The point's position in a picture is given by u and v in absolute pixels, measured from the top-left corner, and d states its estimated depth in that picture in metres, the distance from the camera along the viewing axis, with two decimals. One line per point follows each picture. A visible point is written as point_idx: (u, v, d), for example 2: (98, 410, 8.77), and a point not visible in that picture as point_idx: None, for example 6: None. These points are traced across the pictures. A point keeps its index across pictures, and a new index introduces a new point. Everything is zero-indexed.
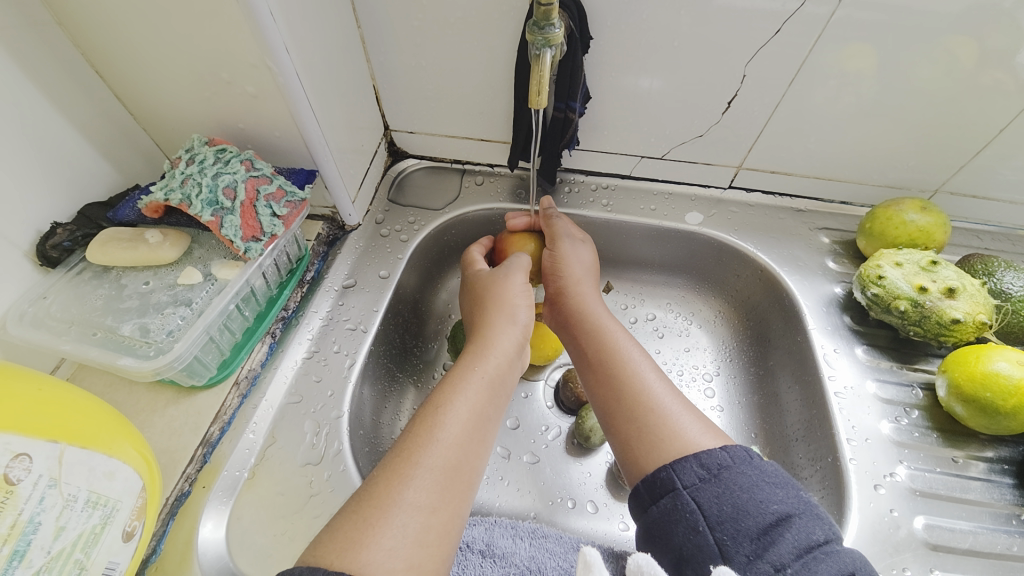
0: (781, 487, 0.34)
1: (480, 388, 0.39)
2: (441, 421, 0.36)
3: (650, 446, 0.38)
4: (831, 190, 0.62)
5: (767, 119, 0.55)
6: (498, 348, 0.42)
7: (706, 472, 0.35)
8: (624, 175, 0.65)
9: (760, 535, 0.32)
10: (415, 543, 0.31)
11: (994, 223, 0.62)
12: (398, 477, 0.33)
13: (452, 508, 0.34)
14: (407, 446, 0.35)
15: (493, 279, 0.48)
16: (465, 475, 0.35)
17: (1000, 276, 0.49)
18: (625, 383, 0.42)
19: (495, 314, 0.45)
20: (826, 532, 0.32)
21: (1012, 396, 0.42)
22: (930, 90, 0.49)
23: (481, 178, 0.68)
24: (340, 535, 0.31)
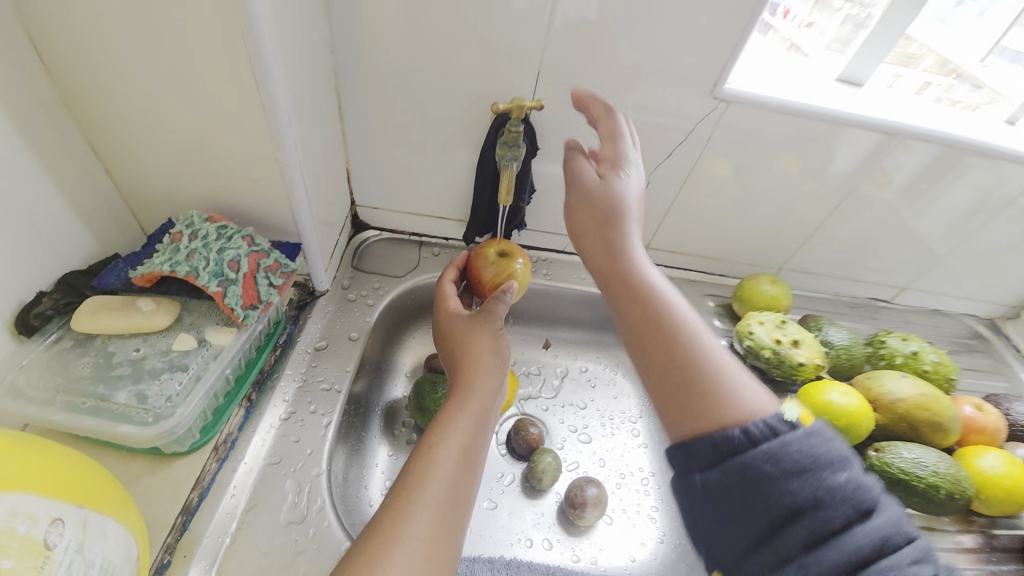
0: (845, 468, 0.33)
1: (469, 428, 0.44)
2: (435, 459, 0.41)
3: (706, 401, 0.38)
4: (712, 266, 0.81)
5: (665, 211, 0.72)
6: (484, 388, 0.48)
7: (771, 446, 0.34)
8: (559, 250, 0.79)
9: (819, 513, 0.32)
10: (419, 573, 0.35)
11: (819, 291, 0.85)
12: (401, 514, 0.38)
13: (450, 538, 0.38)
14: (408, 487, 0.39)
15: (474, 324, 0.53)
16: (457, 508, 0.40)
17: (826, 330, 0.69)
18: (681, 338, 0.41)
19: (476, 357, 0.50)
20: (846, 517, 0.32)
21: (841, 417, 0.58)
22: (767, 198, 0.71)
23: (438, 249, 0.76)
24: (351, 573, 0.35)
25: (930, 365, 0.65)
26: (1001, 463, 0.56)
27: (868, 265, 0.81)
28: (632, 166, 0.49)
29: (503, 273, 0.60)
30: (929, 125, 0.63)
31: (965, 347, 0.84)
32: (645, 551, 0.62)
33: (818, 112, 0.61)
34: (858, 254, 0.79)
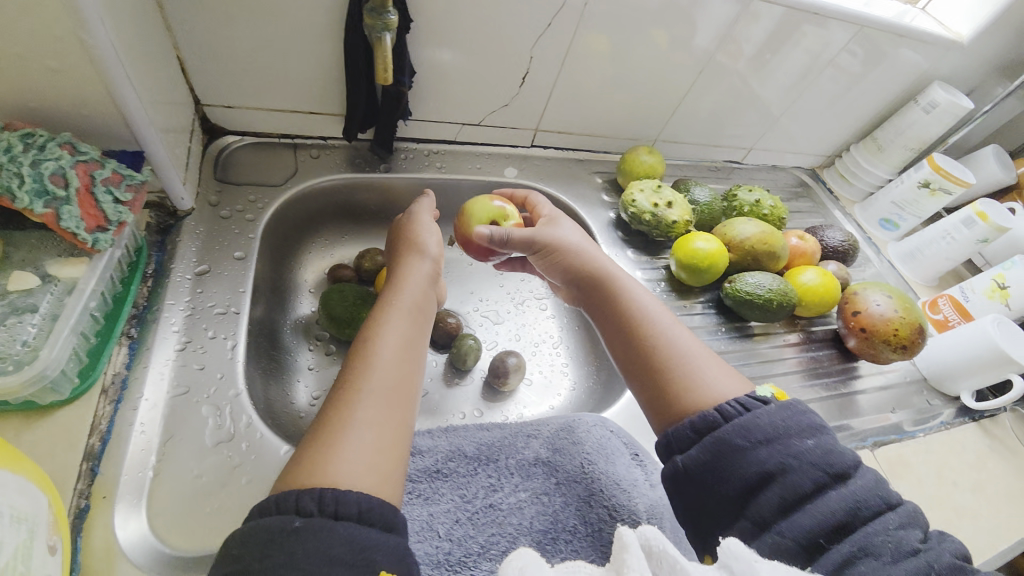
0: (809, 434, 0.39)
1: (402, 320, 0.47)
2: (374, 352, 0.44)
3: (687, 387, 0.45)
4: (598, 144, 0.85)
5: (551, 90, 0.72)
6: (410, 286, 0.51)
7: (742, 419, 0.40)
8: (449, 141, 0.76)
9: (779, 477, 0.37)
10: (373, 452, 0.38)
11: (688, 159, 0.95)
12: (349, 403, 0.40)
13: (398, 416, 0.41)
14: (353, 380, 0.41)
15: (404, 229, 0.59)
16: (404, 392, 0.42)
17: (693, 190, 0.78)
18: (659, 341, 0.48)
19: (407, 255, 0.55)
20: (812, 480, 0.37)
21: (704, 259, 0.70)
22: (642, 69, 0.74)
23: (316, 151, 0.70)
24: (305, 461, 0.36)
25: (768, 210, 0.79)
26: (816, 276, 0.73)
27: (723, 131, 0.91)
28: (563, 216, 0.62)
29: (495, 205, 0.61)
30: None
31: (794, 195, 1.01)
32: (561, 399, 0.72)
33: None
34: (717, 121, 0.88)
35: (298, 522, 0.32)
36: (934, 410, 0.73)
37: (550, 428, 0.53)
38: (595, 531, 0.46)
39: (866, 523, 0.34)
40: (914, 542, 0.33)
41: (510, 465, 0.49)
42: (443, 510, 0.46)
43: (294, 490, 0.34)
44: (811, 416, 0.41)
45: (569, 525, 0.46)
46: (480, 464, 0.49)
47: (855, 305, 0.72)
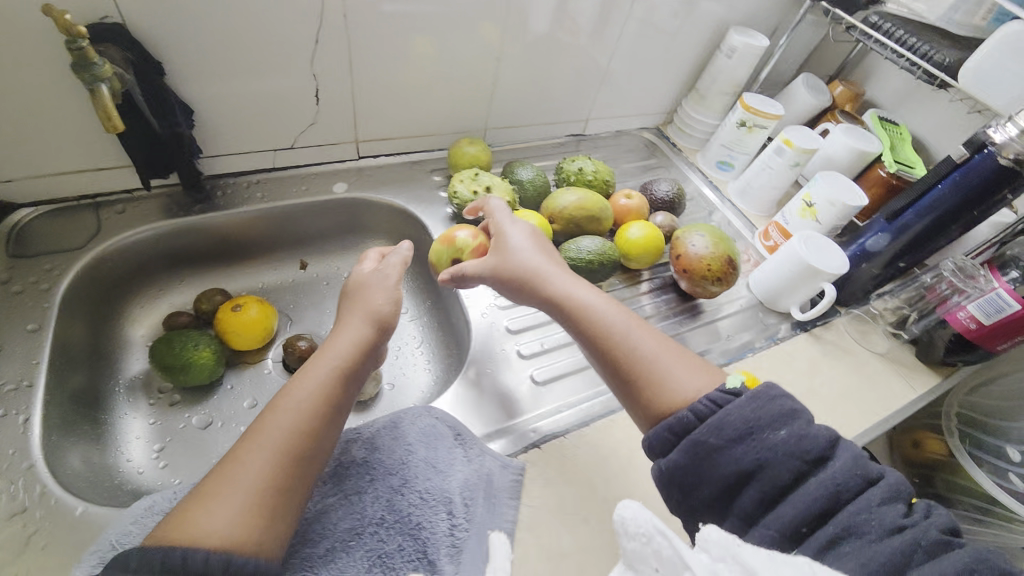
0: (784, 424, 0.44)
1: (324, 384, 0.48)
2: (265, 420, 0.45)
3: (653, 391, 0.51)
4: (429, 143, 0.87)
5: (353, 101, 0.73)
6: (336, 347, 0.51)
7: (713, 419, 0.46)
8: (268, 168, 0.77)
9: (767, 467, 0.43)
10: (241, 510, 0.40)
11: (530, 140, 0.98)
12: (235, 461, 0.42)
13: (284, 482, 0.43)
14: (243, 443, 0.43)
15: (360, 287, 0.57)
16: (296, 457, 0.44)
17: (517, 171, 0.81)
18: (626, 349, 0.53)
19: (356, 314, 0.55)
20: (789, 471, 0.42)
21: None
22: (439, 66, 0.76)
23: (122, 206, 0.69)
24: (179, 515, 0.39)
25: (592, 175, 0.83)
26: (641, 229, 0.77)
27: (552, 107, 0.94)
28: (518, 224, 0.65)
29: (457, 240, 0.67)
30: None
31: (640, 154, 1.07)
32: (421, 396, 0.74)
33: None
34: (540, 98, 0.91)
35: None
36: (770, 328, 0.79)
37: (372, 429, 0.54)
38: (402, 516, 0.48)
39: (850, 504, 0.40)
40: (900, 519, 0.39)
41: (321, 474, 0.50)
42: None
43: (165, 545, 0.37)
44: (782, 403, 0.45)
45: (376, 517, 0.48)
46: None
47: (678, 249, 0.77)
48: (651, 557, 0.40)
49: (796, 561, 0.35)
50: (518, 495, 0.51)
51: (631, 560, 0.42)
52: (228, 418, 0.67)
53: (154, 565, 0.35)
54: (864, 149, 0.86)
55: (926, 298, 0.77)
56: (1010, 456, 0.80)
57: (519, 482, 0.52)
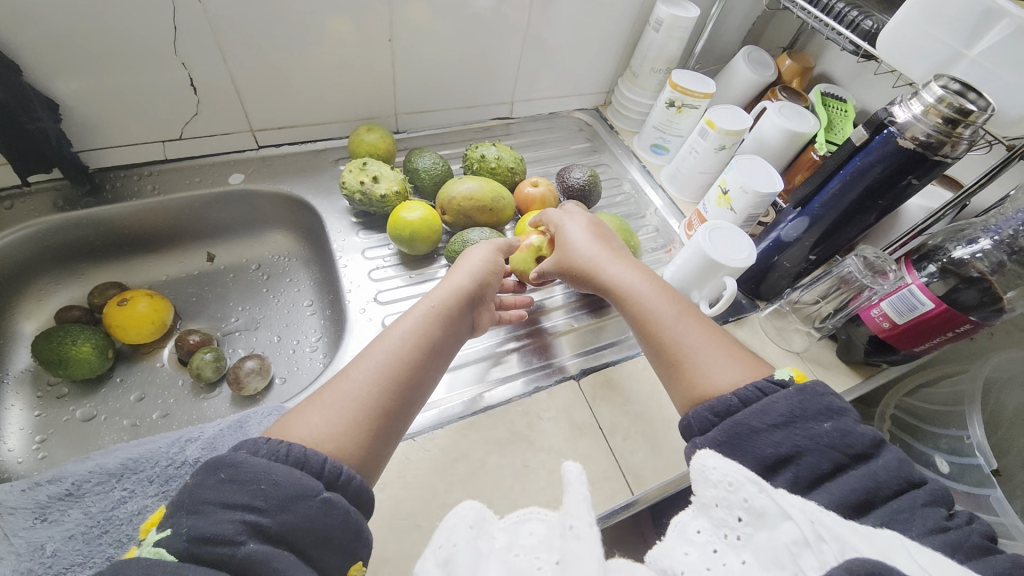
0: (831, 417, 0.43)
1: (429, 323, 0.55)
2: (390, 334, 0.54)
3: (696, 376, 0.52)
4: (334, 130, 0.85)
5: (235, 89, 0.72)
6: (434, 295, 0.58)
7: (760, 404, 0.45)
8: (160, 160, 0.76)
9: (807, 452, 0.42)
10: (327, 427, 0.45)
11: (451, 125, 0.94)
12: (354, 378, 0.49)
13: (382, 411, 0.49)
14: (358, 359, 0.52)
15: (462, 256, 0.65)
16: (396, 388, 0.50)
17: (415, 160, 0.78)
18: (675, 332, 0.56)
19: (462, 272, 0.62)
20: (829, 462, 0.41)
21: (411, 226, 0.70)
22: (325, 49, 0.74)
23: (10, 202, 0.68)
24: (285, 420, 0.46)
25: (494, 162, 0.78)
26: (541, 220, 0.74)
27: (468, 91, 0.90)
28: (575, 219, 0.69)
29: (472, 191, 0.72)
30: None
31: (574, 137, 1.01)
32: None
33: None
34: (451, 82, 0.87)
35: (321, 494, 0.41)
36: None
37: (215, 430, 0.54)
38: None
39: (890, 501, 0.39)
40: (944, 520, 0.37)
41: (151, 475, 0.50)
42: (59, 532, 0.46)
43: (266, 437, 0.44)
44: (829, 399, 0.44)
45: None
46: (119, 480, 0.50)
47: None
48: (736, 506, 0.39)
49: (885, 534, 0.34)
50: None
51: (704, 509, 0.41)
52: (113, 412, 0.68)
53: (236, 476, 0.40)
54: (795, 129, 0.79)
55: (842, 290, 0.71)
56: (938, 466, 0.72)
57: None
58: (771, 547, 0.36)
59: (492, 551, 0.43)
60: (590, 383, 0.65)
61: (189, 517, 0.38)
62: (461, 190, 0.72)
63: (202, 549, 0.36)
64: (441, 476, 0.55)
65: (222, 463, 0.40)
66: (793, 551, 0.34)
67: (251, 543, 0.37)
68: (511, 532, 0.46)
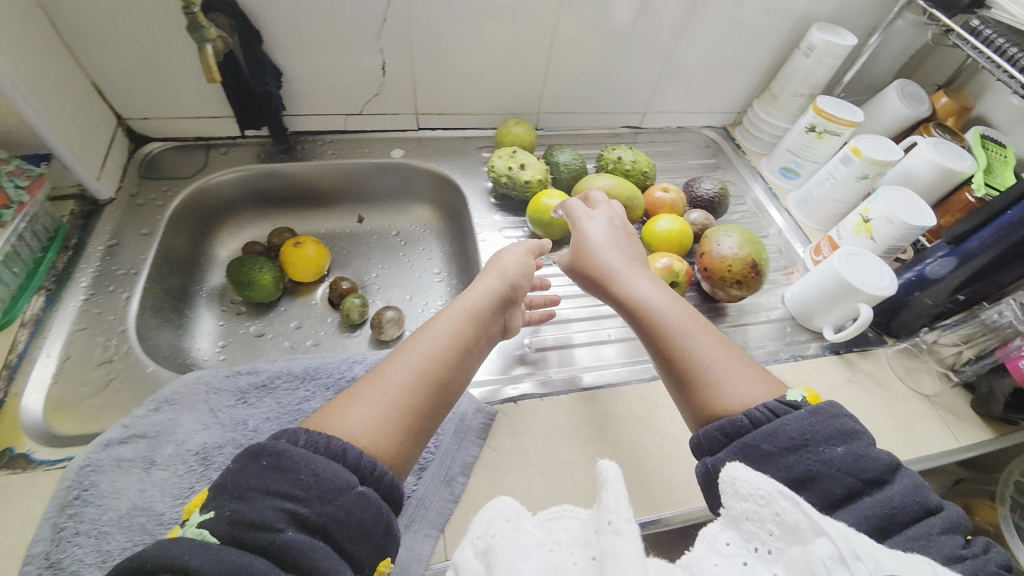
0: (842, 442, 0.44)
1: (462, 322, 0.55)
2: (422, 333, 0.53)
3: (715, 401, 0.50)
4: (482, 121, 0.93)
5: (414, 76, 0.82)
6: (468, 296, 0.59)
7: (770, 426, 0.45)
8: (340, 130, 0.88)
9: (821, 478, 0.43)
10: (370, 424, 0.45)
11: (584, 128, 1.00)
12: (383, 374, 0.49)
13: (419, 405, 0.48)
14: (390, 359, 0.51)
15: (498, 259, 0.65)
16: (434, 381, 0.50)
17: (557, 154, 0.84)
18: (699, 361, 0.52)
19: (493, 272, 0.62)
20: (843, 487, 0.42)
21: (550, 212, 0.76)
22: (494, 48, 0.82)
23: (226, 149, 0.84)
24: (321, 415, 0.46)
25: (630, 165, 0.83)
26: (670, 224, 0.77)
27: (608, 98, 0.96)
28: (601, 223, 0.68)
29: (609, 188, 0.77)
30: None
31: (699, 152, 1.03)
32: None
33: None
34: (594, 88, 0.93)
35: (358, 486, 0.41)
36: (796, 344, 0.75)
37: (376, 357, 0.63)
38: None
39: (908, 527, 0.40)
40: (959, 549, 0.38)
41: (326, 381, 0.59)
42: (260, 412, 0.56)
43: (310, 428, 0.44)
44: (842, 421, 0.45)
45: None
46: (302, 381, 0.59)
47: (705, 246, 0.75)
48: (767, 520, 0.38)
49: (917, 559, 0.34)
50: (485, 437, 0.57)
51: (732, 520, 0.40)
52: (277, 333, 0.80)
53: (284, 467, 0.40)
54: (949, 166, 0.77)
55: (988, 335, 0.69)
56: None
57: (489, 426, 0.58)
58: (805, 563, 0.35)
59: (528, 544, 0.42)
60: None
61: (232, 501, 0.39)
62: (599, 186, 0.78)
63: (245, 534, 0.37)
64: (562, 436, 0.59)
65: (263, 451, 0.40)
66: (829, 568, 0.33)
67: (291, 533, 0.37)
68: (545, 529, 0.45)
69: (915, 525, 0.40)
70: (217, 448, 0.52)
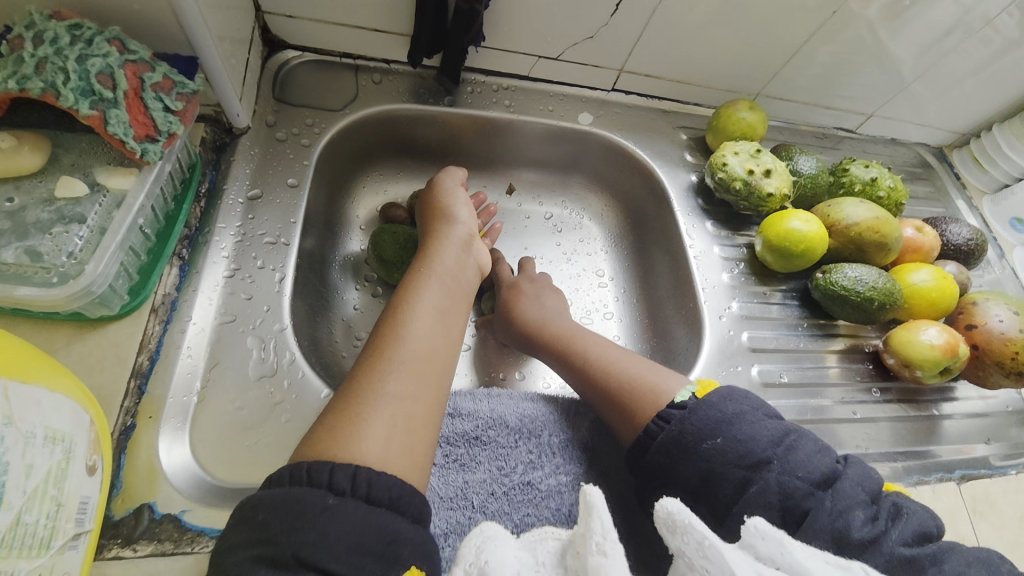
0: (720, 432, 0.40)
1: (446, 286, 0.48)
2: (410, 314, 0.43)
3: (634, 406, 0.44)
4: (687, 93, 0.74)
5: (646, 23, 0.62)
6: (440, 258, 0.50)
7: (668, 438, 0.41)
8: (522, 76, 0.68)
9: (714, 479, 0.39)
10: (395, 439, 0.36)
11: (793, 122, 0.81)
12: (379, 372, 0.39)
13: (427, 397, 0.39)
14: (384, 346, 0.41)
15: (434, 197, 0.57)
16: (437, 367, 0.41)
17: (797, 159, 0.66)
18: (605, 371, 0.48)
19: (438, 221, 0.55)
20: (743, 477, 0.38)
21: (801, 242, 0.59)
22: (758, 6, 0.61)
23: (378, 76, 0.63)
24: (326, 431, 0.35)
25: (885, 191, 0.65)
26: (930, 277, 0.61)
27: (841, 90, 0.76)
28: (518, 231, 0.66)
29: (875, 221, 0.60)
30: None
31: (912, 175, 0.86)
32: None
33: None
34: (836, 78, 0.74)
35: (331, 499, 0.31)
36: None
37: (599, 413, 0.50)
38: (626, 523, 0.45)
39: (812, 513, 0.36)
40: (862, 530, 0.36)
41: (552, 443, 0.47)
42: (479, 480, 0.44)
43: (312, 458, 0.34)
44: (732, 408, 0.41)
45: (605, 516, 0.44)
46: (521, 438, 0.47)
47: (971, 316, 0.61)
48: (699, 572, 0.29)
49: (841, 562, 0.29)
50: None
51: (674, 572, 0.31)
52: None
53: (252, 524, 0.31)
54: None
55: None
56: None
57: None
58: None
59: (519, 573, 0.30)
60: (972, 494, 0.57)
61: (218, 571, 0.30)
62: (867, 216, 0.60)
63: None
64: None
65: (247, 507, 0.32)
66: None
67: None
68: (529, 550, 0.33)
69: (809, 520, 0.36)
70: (444, 537, 0.41)
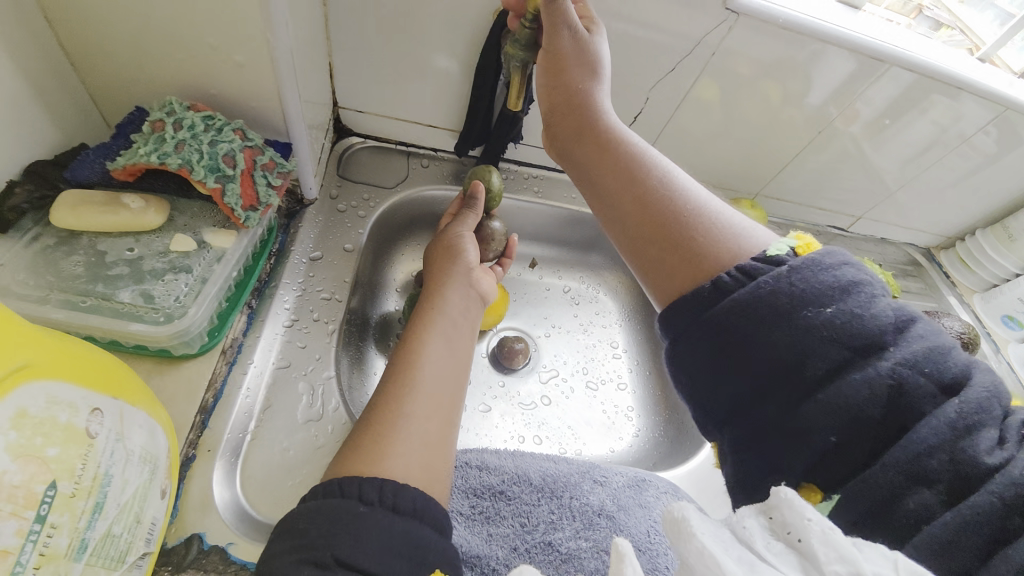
0: (827, 302, 0.32)
1: (453, 317, 0.52)
2: (425, 338, 0.48)
3: (694, 256, 0.38)
4: (695, 189, 0.83)
5: (660, 131, 0.72)
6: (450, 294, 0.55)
7: (744, 295, 0.33)
8: (551, 167, 0.77)
9: (803, 355, 0.31)
10: (422, 449, 0.40)
11: (790, 219, 0.90)
12: (402, 393, 0.42)
13: (445, 416, 0.43)
14: (401, 367, 0.45)
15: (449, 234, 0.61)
16: (452, 385, 0.46)
17: None
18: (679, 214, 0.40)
19: (450, 254, 0.59)
20: (828, 361, 0.31)
21: None
22: (756, 122, 0.72)
23: (427, 161, 0.73)
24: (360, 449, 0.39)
25: None
26: None
27: (832, 194, 0.85)
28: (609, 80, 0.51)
29: None
30: (918, 54, 0.63)
31: (902, 271, 0.94)
32: (622, 444, 0.70)
33: (819, 33, 0.60)
34: (827, 184, 0.83)
35: (362, 507, 0.34)
36: None
37: (618, 481, 0.52)
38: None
39: (921, 424, 0.28)
40: (985, 450, 0.27)
41: (573, 506, 0.49)
42: (502, 534, 0.47)
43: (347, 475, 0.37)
44: (837, 277, 0.33)
45: None
46: (544, 496, 0.50)
47: None
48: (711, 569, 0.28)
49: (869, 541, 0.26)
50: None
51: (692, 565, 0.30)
52: None
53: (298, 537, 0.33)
54: None
55: None
56: None
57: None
58: None
59: None
60: None
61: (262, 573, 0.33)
62: None
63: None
64: None
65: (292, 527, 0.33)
66: None
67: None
68: None
69: (916, 426, 0.29)
70: None
